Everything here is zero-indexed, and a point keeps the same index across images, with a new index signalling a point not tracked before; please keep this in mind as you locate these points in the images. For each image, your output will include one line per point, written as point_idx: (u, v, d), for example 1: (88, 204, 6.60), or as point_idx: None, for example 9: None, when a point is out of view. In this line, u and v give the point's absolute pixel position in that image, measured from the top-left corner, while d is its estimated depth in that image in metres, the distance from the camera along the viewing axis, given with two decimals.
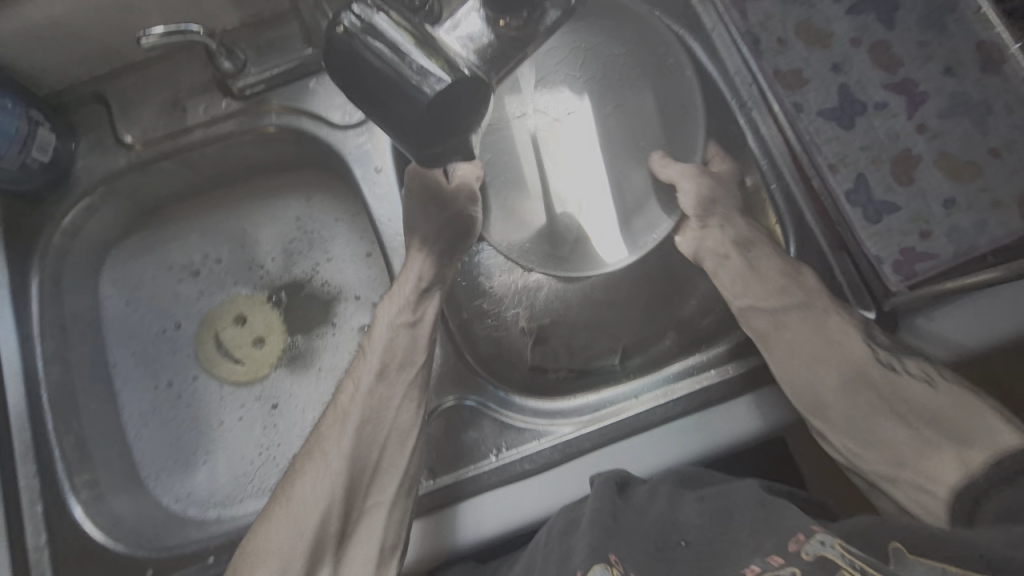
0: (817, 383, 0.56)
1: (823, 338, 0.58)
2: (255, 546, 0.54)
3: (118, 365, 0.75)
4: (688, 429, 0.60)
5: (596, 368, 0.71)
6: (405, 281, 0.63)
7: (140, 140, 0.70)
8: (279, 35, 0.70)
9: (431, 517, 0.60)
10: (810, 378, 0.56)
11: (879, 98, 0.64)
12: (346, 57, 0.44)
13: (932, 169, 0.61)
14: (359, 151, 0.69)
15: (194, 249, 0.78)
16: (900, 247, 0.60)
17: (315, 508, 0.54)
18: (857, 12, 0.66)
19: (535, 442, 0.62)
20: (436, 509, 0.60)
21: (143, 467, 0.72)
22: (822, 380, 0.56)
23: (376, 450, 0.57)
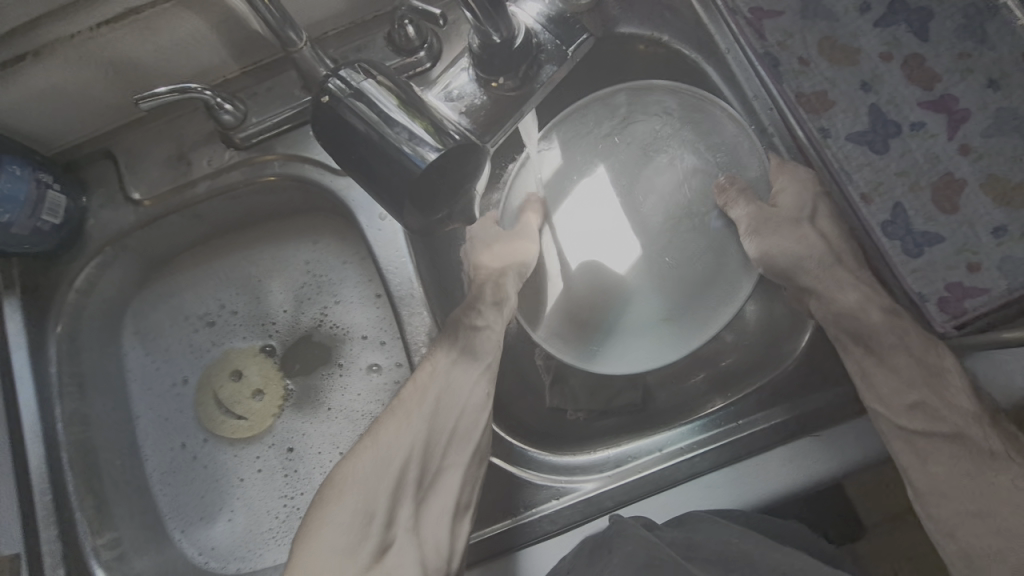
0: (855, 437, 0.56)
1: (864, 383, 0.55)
2: None
3: (141, 418, 0.74)
4: (716, 484, 0.57)
5: (616, 408, 0.67)
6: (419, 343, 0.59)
7: (149, 195, 0.69)
8: (280, 84, 0.69)
9: None
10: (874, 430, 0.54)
11: (915, 117, 0.59)
12: (336, 126, 0.42)
13: (979, 194, 0.56)
14: (363, 196, 0.67)
15: (192, 306, 0.77)
16: (946, 282, 0.55)
17: None
18: (886, 24, 0.60)
19: (555, 501, 0.59)
20: None
21: (169, 520, 0.71)
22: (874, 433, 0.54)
23: (468, 387, 0.59)
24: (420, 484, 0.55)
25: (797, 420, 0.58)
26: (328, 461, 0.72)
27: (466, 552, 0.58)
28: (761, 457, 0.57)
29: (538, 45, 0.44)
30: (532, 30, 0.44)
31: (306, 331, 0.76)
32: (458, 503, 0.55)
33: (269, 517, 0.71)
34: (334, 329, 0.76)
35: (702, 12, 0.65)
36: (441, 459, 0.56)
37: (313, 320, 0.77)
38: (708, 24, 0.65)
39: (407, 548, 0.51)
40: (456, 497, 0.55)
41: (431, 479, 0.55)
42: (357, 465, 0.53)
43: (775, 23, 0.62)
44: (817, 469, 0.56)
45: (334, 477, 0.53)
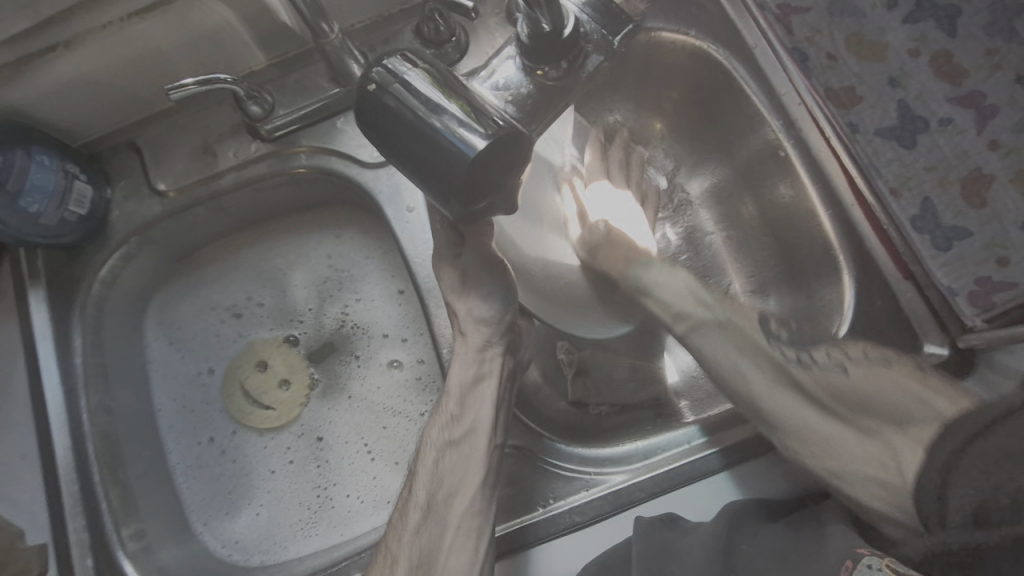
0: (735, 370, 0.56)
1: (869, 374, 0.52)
2: None
3: (161, 411, 0.74)
4: (745, 478, 0.57)
5: (640, 403, 0.68)
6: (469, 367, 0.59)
7: (174, 187, 0.69)
8: (306, 76, 0.69)
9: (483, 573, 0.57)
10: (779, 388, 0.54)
11: (944, 112, 0.59)
12: (380, 113, 0.43)
13: (1008, 188, 0.57)
14: (390, 189, 0.68)
15: (215, 298, 0.78)
16: (975, 276, 0.56)
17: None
18: (915, 20, 0.61)
19: (584, 492, 0.59)
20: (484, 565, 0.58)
21: (192, 514, 0.71)
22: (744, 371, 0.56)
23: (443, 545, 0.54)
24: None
25: None
26: (361, 448, 0.73)
27: (500, 542, 0.58)
28: None
29: (584, 35, 0.45)
30: (578, 19, 0.45)
31: (331, 328, 0.77)
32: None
33: (300, 512, 0.71)
34: (359, 325, 0.76)
35: (730, 7, 0.64)
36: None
37: (338, 317, 0.77)
38: (736, 19, 0.64)
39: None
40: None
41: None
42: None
43: (803, 19, 0.62)
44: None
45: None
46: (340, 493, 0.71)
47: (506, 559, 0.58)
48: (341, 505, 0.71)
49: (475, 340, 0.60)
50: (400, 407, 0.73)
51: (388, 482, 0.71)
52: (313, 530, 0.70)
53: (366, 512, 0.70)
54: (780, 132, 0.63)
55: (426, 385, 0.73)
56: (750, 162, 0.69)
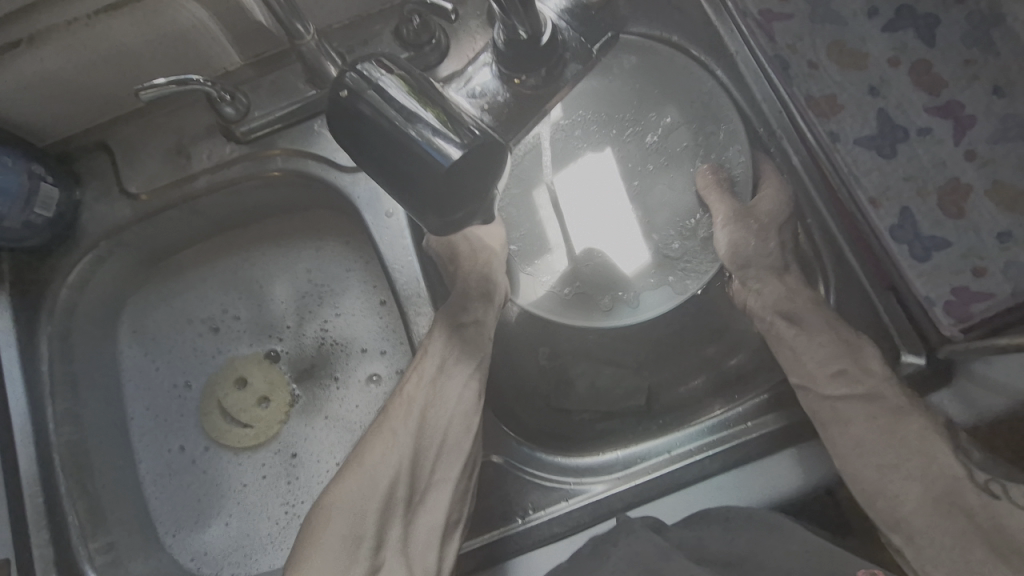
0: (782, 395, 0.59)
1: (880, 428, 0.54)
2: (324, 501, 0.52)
3: (134, 420, 0.73)
4: (724, 486, 0.57)
5: (622, 410, 0.67)
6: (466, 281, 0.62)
7: (146, 190, 0.68)
8: (283, 76, 0.68)
9: None
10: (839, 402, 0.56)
11: (922, 122, 0.59)
12: (354, 120, 0.42)
13: (985, 199, 0.57)
14: (368, 194, 0.66)
15: (192, 310, 0.76)
16: (952, 286, 0.55)
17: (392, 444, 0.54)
18: (895, 29, 0.61)
19: (564, 502, 0.59)
20: None
21: (162, 524, 0.70)
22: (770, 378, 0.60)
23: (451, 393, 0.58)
24: (411, 502, 0.54)
25: (801, 426, 0.59)
26: (333, 467, 0.71)
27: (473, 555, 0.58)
28: (768, 459, 0.58)
29: (562, 43, 0.45)
30: (557, 25, 0.45)
31: (310, 348, 0.75)
32: (447, 522, 0.54)
33: (271, 526, 0.70)
34: (338, 342, 0.75)
35: (712, 13, 0.67)
36: (428, 478, 0.55)
37: (318, 334, 0.75)
38: (718, 25, 0.67)
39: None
40: (444, 516, 0.54)
41: (421, 496, 0.54)
42: (341, 489, 0.52)
43: (785, 26, 0.62)
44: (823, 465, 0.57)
45: (319, 501, 0.53)
46: (309, 510, 0.70)
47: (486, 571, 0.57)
48: None
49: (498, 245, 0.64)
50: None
51: None
52: (285, 545, 0.69)
53: None
54: None
55: None
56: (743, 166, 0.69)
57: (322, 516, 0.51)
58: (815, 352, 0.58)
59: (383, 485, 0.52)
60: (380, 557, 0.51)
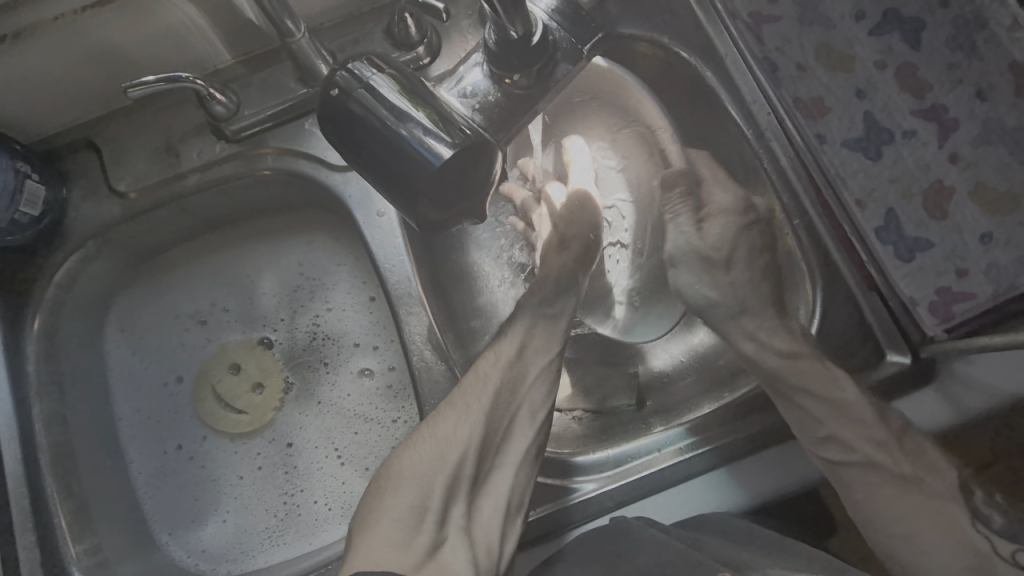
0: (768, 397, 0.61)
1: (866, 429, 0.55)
2: (393, 470, 0.52)
3: (123, 420, 0.72)
4: (713, 485, 0.58)
5: (611, 409, 0.68)
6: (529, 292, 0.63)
7: (135, 187, 0.67)
8: (273, 74, 0.67)
9: None
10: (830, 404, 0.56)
11: (907, 124, 0.60)
12: (346, 120, 0.42)
13: (968, 201, 0.58)
14: (359, 193, 0.66)
15: (180, 304, 0.75)
16: (936, 287, 0.56)
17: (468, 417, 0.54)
18: (881, 33, 0.62)
19: (554, 502, 0.59)
20: None
21: (154, 523, 0.70)
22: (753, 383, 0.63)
23: (528, 377, 0.59)
24: (475, 479, 0.53)
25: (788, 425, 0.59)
26: (332, 454, 0.71)
27: None
28: (757, 457, 0.58)
29: (553, 43, 0.45)
30: (547, 26, 0.45)
31: (303, 339, 0.75)
32: (511, 504, 0.54)
33: (267, 518, 0.70)
34: (329, 337, 0.75)
35: (701, 13, 0.66)
36: (493, 458, 0.55)
37: (309, 329, 0.75)
38: (707, 27, 0.66)
39: (461, 546, 0.48)
40: (508, 497, 0.54)
41: (485, 476, 0.54)
42: (416, 454, 0.52)
43: (774, 28, 0.62)
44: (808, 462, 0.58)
45: (390, 466, 0.52)
46: (308, 499, 0.70)
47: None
48: (315, 510, 0.70)
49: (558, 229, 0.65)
50: (373, 414, 0.72)
51: (357, 493, 0.70)
52: (282, 538, 0.69)
53: (333, 521, 0.69)
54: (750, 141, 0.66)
55: (398, 392, 0.72)
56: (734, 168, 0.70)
57: (388, 487, 0.51)
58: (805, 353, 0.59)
59: (455, 459, 0.52)
60: (443, 527, 0.49)
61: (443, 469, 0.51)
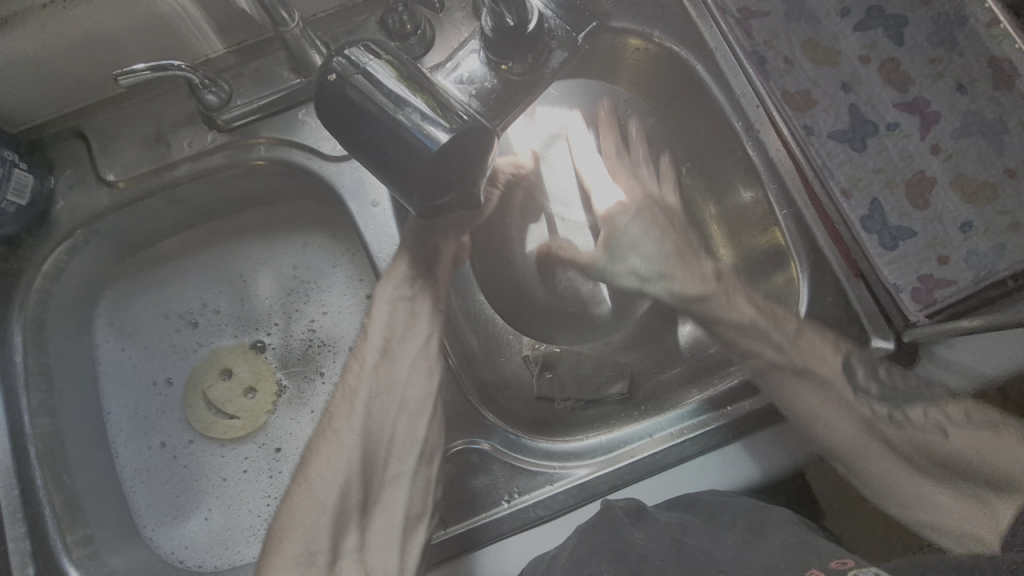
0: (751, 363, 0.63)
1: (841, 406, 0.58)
2: (280, 520, 0.54)
3: (111, 414, 0.71)
4: (703, 467, 0.59)
5: (602, 398, 0.69)
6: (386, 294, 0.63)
7: (124, 178, 0.66)
8: (265, 63, 0.67)
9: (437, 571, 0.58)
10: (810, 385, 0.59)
11: (891, 117, 0.62)
12: (343, 104, 0.42)
13: (949, 191, 0.59)
14: (354, 183, 0.66)
15: (172, 301, 0.75)
16: (918, 273, 0.58)
17: (338, 450, 0.56)
18: (865, 28, 0.63)
19: (549, 486, 0.59)
20: (443, 561, 0.58)
21: (142, 517, 0.69)
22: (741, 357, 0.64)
23: (400, 378, 0.60)
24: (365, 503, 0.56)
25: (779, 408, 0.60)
26: None
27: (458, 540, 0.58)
28: (745, 440, 0.60)
29: (548, 31, 0.46)
30: (543, 14, 0.46)
31: (298, 345, 0.75)
32: (407, 515, 0.56)
33: (253, 518, 0.69)
34: (325, 343, 0.75)
35: (692, 9, 0.66)
36: (383, 471, 0.57)
37: (306, 336, 0.75)
38: (697, 20, 0.67)
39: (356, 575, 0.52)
40: (402, 510, 0.57)
41: (375, 495, 0.57)
42: (295, 504, 0.54)
43: (762, 23, 0.64)
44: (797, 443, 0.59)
45: (275, 524, 0.54)
46: None
47: (472, 552, 0.58)
48: None
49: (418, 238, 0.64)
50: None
51: None
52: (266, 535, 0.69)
53: None
54: (740, 132, 0.66)
55: None
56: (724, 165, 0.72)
57: (274, 538, 0.53)
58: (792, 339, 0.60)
59: (335, 495, 0.54)
60: (335, 565, 0.52)
61: (324, 513, 0.53)
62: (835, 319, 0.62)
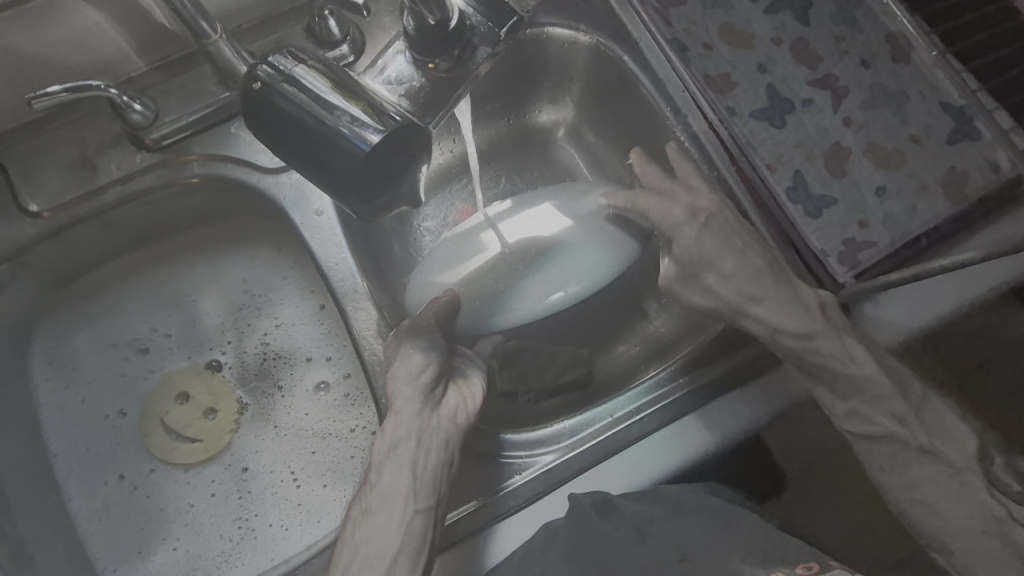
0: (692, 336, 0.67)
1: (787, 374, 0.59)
2: None
3: (58, 455, 0.68)
4: (664, 441, 0.59)
5: (564, 385, 0.70)
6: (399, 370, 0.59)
7: (50, 207, 0.63)
8: (190, 78, 0.66)
9: None
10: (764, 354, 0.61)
11: (805, 94, 0.65)
12: (268, 110, 0.42)
13: (863, 159, 0.63)
14: (295, 194, 0.65)
15: (116, 329, 0.73)
16: (843, 239, 0.61)
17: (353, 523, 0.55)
18: (775, 11, 0.67)
19: (517, 477, 0.60)
20: None
21: (101, 559, 0.66)
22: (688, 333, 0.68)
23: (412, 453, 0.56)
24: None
25: (734, 375, 0.61)
26: (288, 475, 0.70)
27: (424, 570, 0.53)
28: (702, 410, 0.59)
29: (470, 28, 0.47)
30: (464, 12, 0.47)
31: (253, 362, 0.73)
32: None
33: (225, 544, 0.67)
34: (281, 355, 0.73)
35: (614, 3, 0.70)
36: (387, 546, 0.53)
37: (260, 349, 0.74)
38: (619, 14, 0.70)
39: None
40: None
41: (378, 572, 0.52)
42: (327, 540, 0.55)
43: (680, 11, 0.66)
44: (761, 405, 0.59)
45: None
46: (262, 522, 0.68)
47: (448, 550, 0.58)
48: (273, 532, 0.67)
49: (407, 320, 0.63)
50: (331, 429, 0.71)
51: (322, 503, 0.68)
52: (239, 561, 0.66)
53: (295, 531, 0.67)
54: (668, 117, 0.70)
55: (356, 398, 0.72)
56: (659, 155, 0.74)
57: None
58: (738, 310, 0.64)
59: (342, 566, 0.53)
60: None
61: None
62: None
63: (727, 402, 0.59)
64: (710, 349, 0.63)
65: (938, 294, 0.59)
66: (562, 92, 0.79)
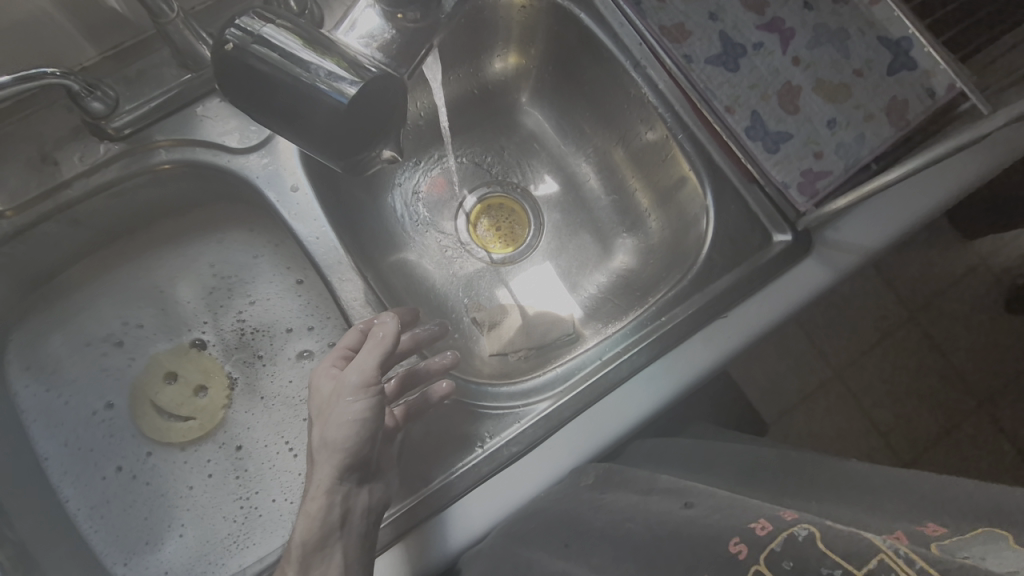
0: (659, 280, 0.74)
1: (753, 300, 0.64)
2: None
3: (49, 460, 0.67)
4: (651, 376, 0.62)
5: (550, 344, 0.74)
6: (334, 417, 0.55)
7: (10, 205, 0.61)
8: (151, 64, 0.65)
9: (410, 538, 0.58)
10: (740, 286, 0.65)
11: (755, 38, 0.67)
12: (242, 72, 0.43)
13: (814, 95, 0.66)
14: (268, 173, 0.65)
15: (89, 328, 0.71)
16: (801, 170, 0.65)
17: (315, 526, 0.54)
18: None
19: (517, 424, 0.62)
20: (413, 527, 0.58)
21: (107, 555, 0.65)
22: (659, 277, 0.74)
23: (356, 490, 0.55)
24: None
25: (714, 306, 0.64)
26: (282, 447, 0.70)
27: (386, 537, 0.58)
28: (689, 342, 0.63)
29: None
30: None
31: (232, 338, 0.73)
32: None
33: (230, 527, 0.67)
34: (259, 329, 0.74)
35: None
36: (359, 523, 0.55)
37: (236, 326, 0.74)
38: None
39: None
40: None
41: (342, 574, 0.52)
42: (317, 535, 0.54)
43: None
44: (738, 332, 0.63)
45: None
46: (266, 500, 0.68)
47: (393, 549, 0.58)
48: (278, 510, 0.68)
49: (349, 378, 0.56)
50: None
51: None
52: (250, 540, 0.66)
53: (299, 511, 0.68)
54: (629, 70, 0.72)
55: None
56: (621, 112, 0.77)
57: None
58: (711, 247, 0.67)
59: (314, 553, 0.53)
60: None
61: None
62: (740, 222, 0.68)
63: (703, 342, 0.63)
64: (686, 287, 0.67)
65: (889, 217, 0.63)
66: (526, 49, 0.80)
